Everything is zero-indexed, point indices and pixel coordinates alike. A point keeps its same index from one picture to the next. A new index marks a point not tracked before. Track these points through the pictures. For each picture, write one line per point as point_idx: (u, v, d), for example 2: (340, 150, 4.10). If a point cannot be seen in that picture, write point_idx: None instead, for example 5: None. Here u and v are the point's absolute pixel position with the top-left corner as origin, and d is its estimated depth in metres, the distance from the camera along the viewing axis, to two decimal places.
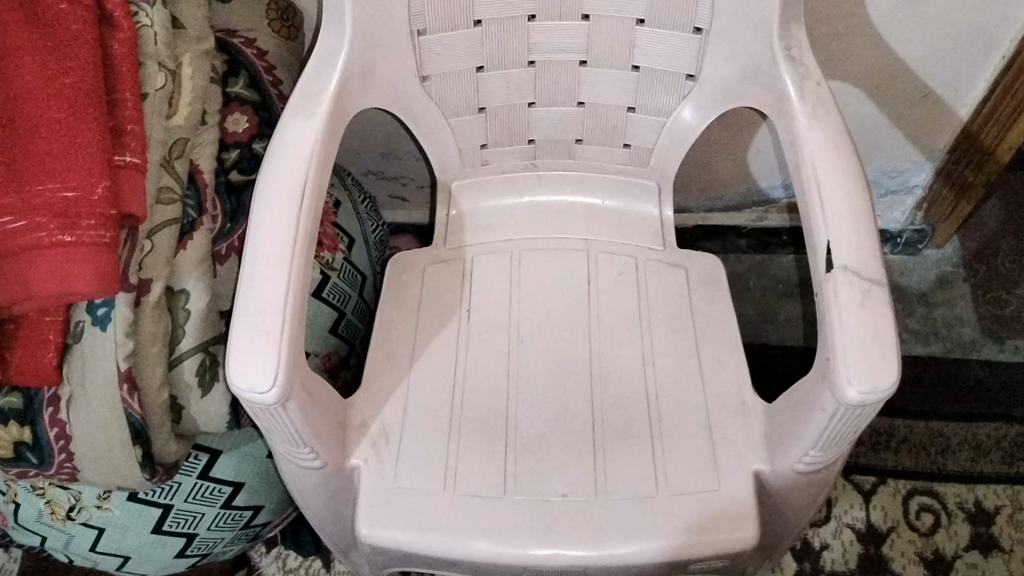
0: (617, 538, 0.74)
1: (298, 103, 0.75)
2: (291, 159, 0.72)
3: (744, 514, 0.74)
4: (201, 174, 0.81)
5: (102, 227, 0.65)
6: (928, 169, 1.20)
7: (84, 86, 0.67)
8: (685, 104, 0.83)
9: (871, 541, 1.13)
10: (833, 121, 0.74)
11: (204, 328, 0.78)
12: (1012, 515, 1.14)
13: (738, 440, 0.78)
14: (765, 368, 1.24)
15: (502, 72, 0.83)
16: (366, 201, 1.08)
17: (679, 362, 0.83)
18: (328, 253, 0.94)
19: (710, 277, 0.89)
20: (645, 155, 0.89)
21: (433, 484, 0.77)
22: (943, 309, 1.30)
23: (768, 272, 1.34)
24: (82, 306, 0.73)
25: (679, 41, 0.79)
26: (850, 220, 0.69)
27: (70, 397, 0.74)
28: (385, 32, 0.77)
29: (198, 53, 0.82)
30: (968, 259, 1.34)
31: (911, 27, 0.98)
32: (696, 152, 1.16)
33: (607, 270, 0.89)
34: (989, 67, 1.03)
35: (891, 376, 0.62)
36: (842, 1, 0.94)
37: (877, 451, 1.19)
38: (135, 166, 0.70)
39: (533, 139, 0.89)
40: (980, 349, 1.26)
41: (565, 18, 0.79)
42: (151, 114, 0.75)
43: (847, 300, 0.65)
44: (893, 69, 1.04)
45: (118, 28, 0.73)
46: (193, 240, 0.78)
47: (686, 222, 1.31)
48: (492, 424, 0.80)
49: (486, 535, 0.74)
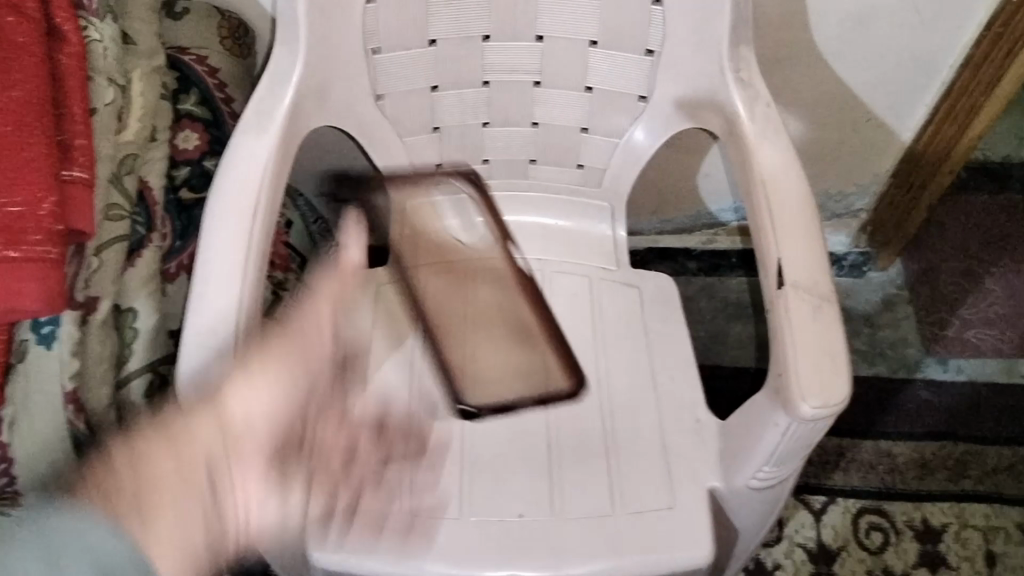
0: (573, 558, 0.73)
1: (251, 119, 0.74)
2: (243, 178, 0.71)
3: (701, 530, 0.74)
4: (151, 190, 0.80)
5: (49, 243, 0.63)
6: (871, 193, 1.24)
7: (32, 100, 0.65)
8: (638, 126, 0.84)
9: (821, 561, 1.14)
10: (781, 142, 0.75)
11: (152, 346, 0.77)
12: (959, 532, 1.16)
13: (693, 458, 0.78)
14: (716, 388, 1.25)
15: (458, 92, 0.83)
16: (318, 220, 1.07)
17: (634, 381, 0.83)
18: (280, 272, 0.93)
19: (663, 296, 0.89)
20: (598, 175, 0.89)
21: (390, 507, 0.76)
22: (888, 331, 1.32)
23: (718, 294, 1.35)
24: (27, 325, 0.72)
25: (633, 61, 0.80)
26: (800, 237, 0.70)
27: (11, 420, 0.71)
28: (339, 53, 0.76)
29: (148, 69, 0.81)
30: (911, 280, 1.37)
31: (857, 52, 1.00)
32: (647, 173, 1.18)
33: (561, 289, 0.89)
34: (931, 91, 1.06)
35: (843, 391, 0.63)
36: (791, 27, 0.96)
37: (826, 470, 1.20)
38: (84, 182, 0.68)
39: (487, 159, 0.89)
40: (924, 368, 1.29)
41: (519, 38, 0.80)
42: (100, 130, 0.74)
43: (800, 313, 0.66)
44: (840, 93, 1.06)
45: (66, 42, 0.72)
46: (142, 256, 0.77)
47: (638, 245, 1.34)
48: (450, 445, 0.79)
49: (443, 558, 0.73)
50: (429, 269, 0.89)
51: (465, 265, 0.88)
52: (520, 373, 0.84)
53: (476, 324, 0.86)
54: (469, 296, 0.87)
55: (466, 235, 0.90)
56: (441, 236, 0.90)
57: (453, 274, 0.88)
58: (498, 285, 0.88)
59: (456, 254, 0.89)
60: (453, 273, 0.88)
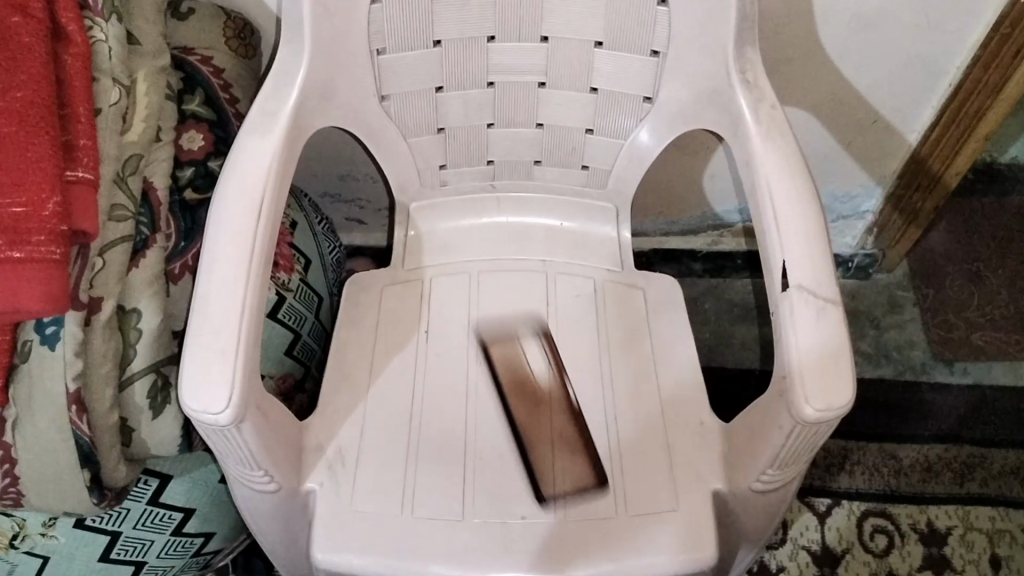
0: (575, 561, 0.73)
1: (256, 120, 0.74)
2: (247, 178, 0.71)
3: (705, 533, 0.74)
4: (156, 191, 0.80)
5: (53, 244, 0.63)
6: (878, 195, 1.24)
7: (38, 100, 0.65)
8: (643, 127, 0.84)
9: (826, 563, 1.14)
10: (787, 144, 0.75)
11: (157, 346, 0.77)
12: (964, 535, 1.15)
13: (697, 460, 0.78)
14: (721, 390, 1.25)
15: (463, 92, 0.83)
16: (323, 222, 1.07)
17: (638, 383, 0.83)
18: (284, 274, 0.93)
19: (668, 297, 0.89)
20: (603, 176, 0.89)
21: (393, 507, 0.76)
22: (894, 333, 1.32)
23: (723, 296, 1.34)
24: (31, 326, 0.71)
25: (639, 62, 0.79)
26: (805, 240, 0.70)
27: (16, 418, 0.73)
28: (343, 53, 0.76)
29: (152, 69, 0.81)
30: (918, 283, 1.37)
31: (863, 53, 1.00)
32: (652, 175, 1.18)
33: (565, 290, 0.89)
34: (937, 93, 1.06)
35: (847, 395, 0.62)
36: (798, 28, 0.96)
37: (831, 472, 1.20)
38: (88, 182, 0.69)
39: (491, 160, 0.89)
40: (930, 371, 1.29)
41: (524, 39, 0.80)
42: (104, 130, 0.74)
43: (805, 317, 0.66)
44: (846, 94, 1.06)
45: (72, 42, 0.72)
46: (146, 258, 0.77)
47: (643, 246, 1.34)
48: (453, 447, 0.79)
49: (446, 559, 0.73)
50: (510, 398, 0.82)
51: (540, 393, 0.82)
52: (574, 487, 0.77)
53: (544, 440, 0.80)
54: (544, 422, 0.81)
55: (540, 366, 0.84)
56: (521, 367, 0.84)
57: (530, 403, 0.82)
58: (569, 413, 0.81)
59: (532, 384, 0.83)
60: (530, 403, 0.82)
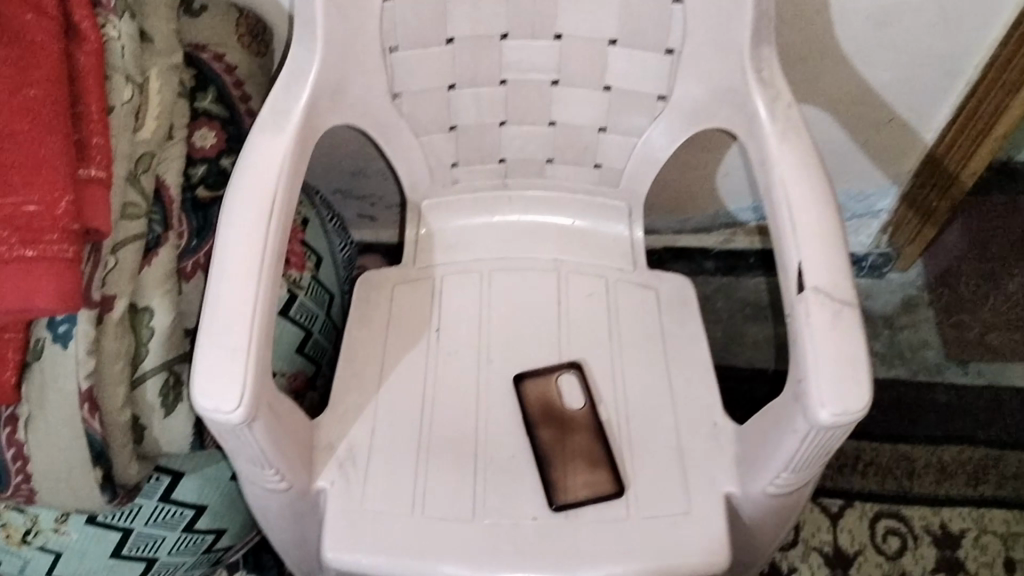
0: (585, 563, 0.73)
1: (268, 119, 0.73)
2: (259, 176, 0.71)
3: (718, 536, 0.74)
4: (167, 189, 0.80)
5: (66, 242, 0.63)
6: (893, 194, 1.23)
7: (50, 98, 0.66)
8: (656, 125, 0.83)
9: (838, 565, 1.13)
10: (802, 143, 0.74)
11: (169, 344, 0.77)
12: (978, 537, 1.15)
13: (710, 463, 0.78)
14: (732, 389, 1.24)
15: (475, 90, 0.83)
16: (334, 218, 1.07)
17: (650, 384, 0.83)
18: (295, 271, 0.93)
19: (680, 297, 0.89)
20: (616, 175, 0.89)
21: (404, 507, 0.75)
22: (908, 333, 1.31)
23: (735, 294, 1.34)
24: (43, 322, 0.72)
25: (653, 60, 0.79)
26: (821, 241, 0.69)
27: (29, 416, 0.73)
28: (355, 51, 0.76)
29: (164, 66, 0.81)
30: (932, 282, 1.36)
31: (880, 51, 0.99)
32: (664, 173, 1.17)
33: (577, 290, 0.89)
34: (954, 92, 1.05)
35: (863, 399, 0.62)
36: (813, 25, 0.95)
37: (843, 473, 1.19)
38: (100, 180, 0.68)
39: (504, 158, 0.89)
40: (944, 372, 1.28)
41: (537, 37, 0.79)
42: (117, 128, 0.74)
43: (820, 320, 0.65)
44: (861, 93, 1.05)
45: (84, 40, 0.73)
46: (158, 256, 0.77)
47: (654, 244, 1.33)
48: (465, 448, 0.79)
49: (457, 561, 0.73)
50: (540, 426, 0.80)
51: (570, 418, 0.81)
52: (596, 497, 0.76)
53: (565, 454, 0.78)
54: (570, 445, 0.79)
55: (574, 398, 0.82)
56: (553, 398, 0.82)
57: (559, 428, 0.80)
58: (599, 441, 0.79)
59: (560, 408, 0.81)
60: (558, 428, 0.80)
